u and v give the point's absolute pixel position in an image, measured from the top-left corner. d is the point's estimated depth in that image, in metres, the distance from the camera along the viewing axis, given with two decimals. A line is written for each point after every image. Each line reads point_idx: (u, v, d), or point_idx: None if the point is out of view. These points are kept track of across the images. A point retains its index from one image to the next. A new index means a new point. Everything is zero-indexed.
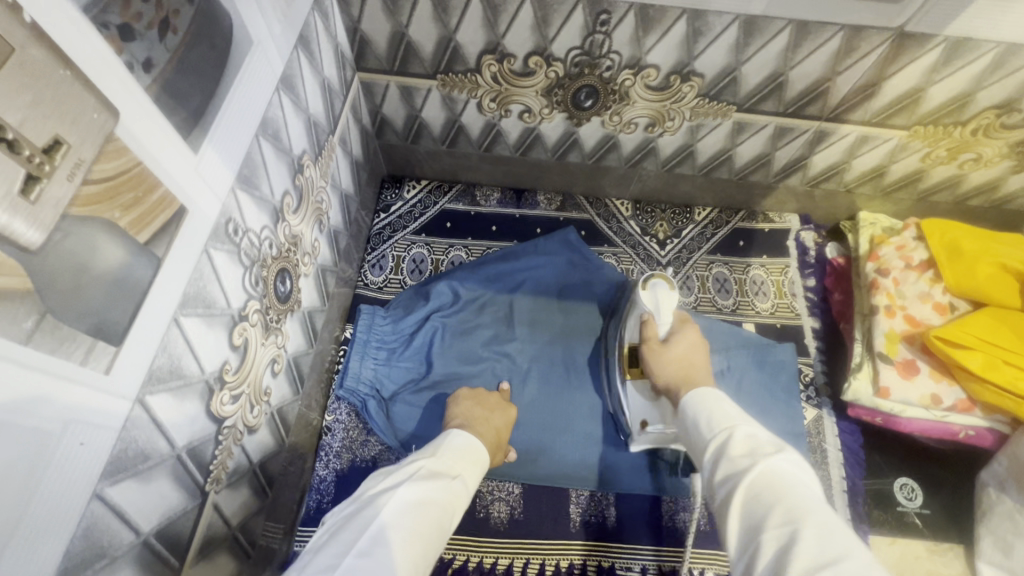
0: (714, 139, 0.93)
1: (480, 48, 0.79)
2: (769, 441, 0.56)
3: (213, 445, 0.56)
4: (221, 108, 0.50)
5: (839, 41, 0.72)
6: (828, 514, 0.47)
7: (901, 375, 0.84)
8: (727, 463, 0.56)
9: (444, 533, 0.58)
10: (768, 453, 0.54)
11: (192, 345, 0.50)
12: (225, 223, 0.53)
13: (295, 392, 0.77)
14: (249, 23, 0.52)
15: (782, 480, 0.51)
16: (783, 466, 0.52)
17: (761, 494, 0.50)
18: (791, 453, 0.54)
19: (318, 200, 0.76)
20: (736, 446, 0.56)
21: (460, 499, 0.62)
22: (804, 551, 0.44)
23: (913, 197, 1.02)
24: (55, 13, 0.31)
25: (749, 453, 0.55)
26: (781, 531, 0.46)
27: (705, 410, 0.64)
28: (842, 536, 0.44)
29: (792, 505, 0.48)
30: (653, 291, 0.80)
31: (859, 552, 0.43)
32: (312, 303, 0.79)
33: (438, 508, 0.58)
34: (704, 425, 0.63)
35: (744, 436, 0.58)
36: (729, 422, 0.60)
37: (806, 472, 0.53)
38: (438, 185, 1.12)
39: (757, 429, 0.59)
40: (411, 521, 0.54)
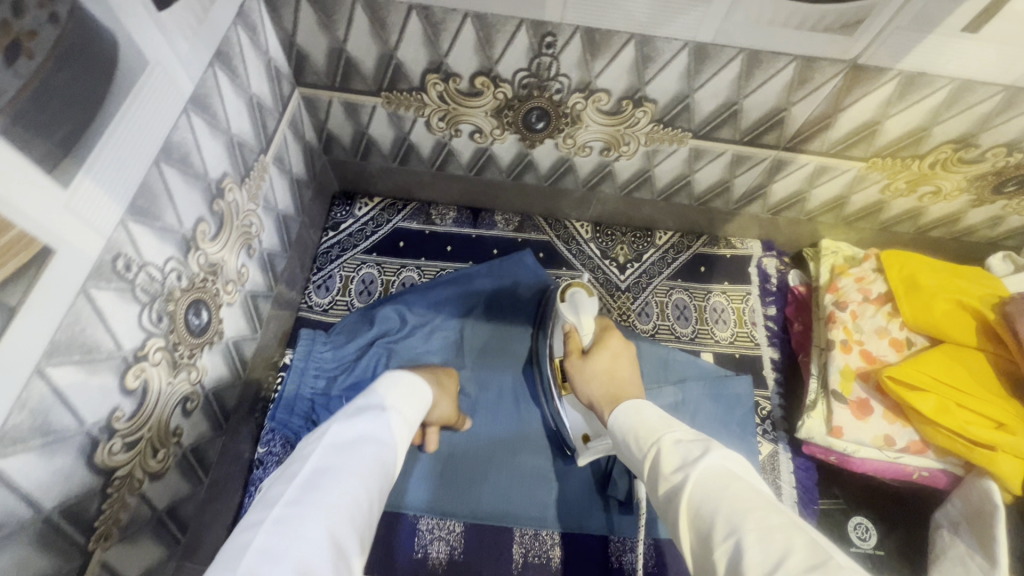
0: (671, 165, 0.90)
1: (423, 67, 0.75)
2: (694, 442, 0.53)
3: (99, 499, 0.51)
4: (105, 134, 0.45)
5: (793, 72, 0.70)
6: (767, 507, 0.44)
7: (855, 415, 0.82)
8: (663, 485, 0.52)
9: (390, 471, 0.54)
10: (696, 456, 0.51)
11: (66, 396, 0.45)
12: (113, 259, 0.48)
13: (217, 427, 0.73)
14: (143, 42, 0.48)
15: (716, 483, 0.48)
16: (714, 469, 0.49)
17: (702, 505, 0.47)
18: (715, 450, 0.51)
19: (245, 224, 0.72)
20: (666, 461, 0.53)
21: (403, 433, 0.58)
22: (751, 558, 0.40)
23: (874, 226, 1.00)
24: None
25: (678, 465, 0.52)
26: (726, 545, 0.43)
27: (632, 427, 0.60)
28: (780, 528, 0.42)
29: (728, 511, 0.45)
30: (571, 301, 0.80)
31: (799, 539, 0.40)
32: (236, 332, 0.74)
33: (377, 442, 0.54)
34: (635, 444, 0.59)
35: (670, 444, 0.54)
36: (653, 435, 0.57)
37: (739, 464, 0.50)
38: (392, 202, 1.08)
39: (685, 432, 0.56)
40: (347, 462, 0.50)
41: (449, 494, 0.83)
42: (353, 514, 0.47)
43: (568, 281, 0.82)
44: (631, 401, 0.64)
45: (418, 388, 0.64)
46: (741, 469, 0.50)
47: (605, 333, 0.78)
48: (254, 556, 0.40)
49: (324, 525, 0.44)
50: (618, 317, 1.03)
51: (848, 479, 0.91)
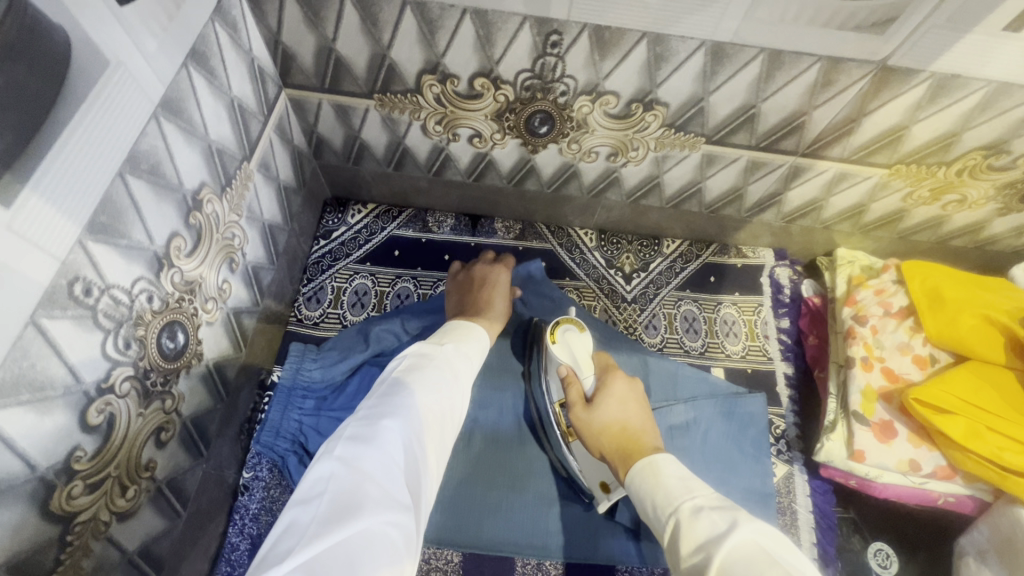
0: (681, 172, 0.85)
1: (419, 67, 0.70)
2: (721, 513, 0.48)
3: (56, 548, 0.46)
4: (57, 142, 0.40)
5: (816, 74, 0.65)
6: None
7: (878, 438, 0.77)
8: (682, 561, 0.47)
9: (459, 388, 0.57)
10: (721, 530, 0.46)
11: (12, 439, 0.40)
12: (69, 284, 0.43)
13: (195, 456, 0.67)
14: (101, 41, 0.43)
15: (746, 568, 0.42)
16: (743, 546, 0.44)
17: None
18: (744, 523, 0.46)
19: (226, 236, 0.67)
20: (685, 539, 0.48)
21: (465, 361, 0.61)
22: None
23: (893, 235, 0.95)
24: None
25: (700, 543, 0.46)
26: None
27: (650, 490, 0.55)
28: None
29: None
30: (563, 340, 0.73)
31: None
32: (218, 352, 0.69)
33: (447, 360, 0.58)
34: (652, 511, 0.54)
35: (690, 514, 0.49)
36: (671, 502, 0.52)
37: (772, 540, 0.44)
38: (387, 209, 1.02)
39: (708, 499, 0.51)
40: (434, 365, 0.56)
41: (445, 524, 0.77)
42: (426, 418, 0.51)
43: (557, 318, 0.76)
44: (645, 459, 0.58)
45: (476, 325, 0.69)
46: (773, 546, 0.44)
47: (608, 374, 0.70)
48: (342, 465, 0.43)
49: (403, 418, 0.49)
50: (624, 329, 0.98)
51: (868, 502, 0.86)
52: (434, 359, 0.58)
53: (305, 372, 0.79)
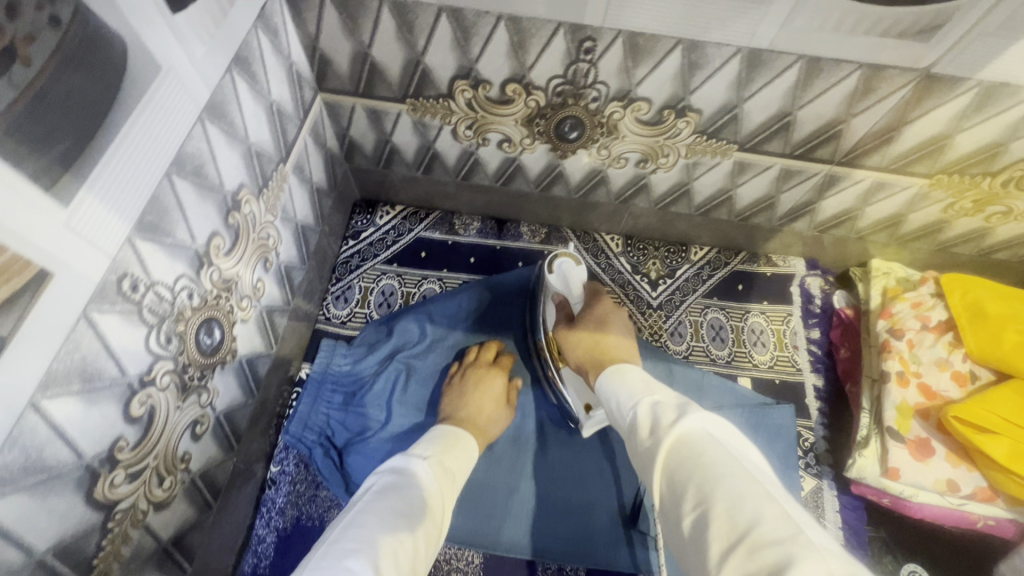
0: (712, 179, 0.84)
1: (452, 73, 0.71)
2: (673, 403, 0.48)
3: (99, 535, 0.47)
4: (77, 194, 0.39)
5: (856, 81, 0.64)
6: (741, 476, 0.40)
7: (914, 456, 0.74)
8: (639, 446, 0.48)
9: (432, 518, 0.55)
10: (671, 418, 0.47)
11: (63, 429, 0.41)
12: (118, 280, 0.45)
13: (227, 450, 0.69)
14: (155, 48, 0.44)
15: (691, 450, 0.43)
16: (689, 430, 0.45)
17: (674, 469, 0.43)
18: (694, 410, 0.46)
19: (262, 236, 0.68)
20: (641, 425, 0.49)
21: (441, 488, 0.60)
22: (717, 534, 0.38)
23: (932, 247, 0.92)
24: None
25: (653, 429, 0.47)
26: (694, 514, 0.40)
27: (616, 388, 0.56)
28: (750, 496, 0.38)
29: (699, 479, 0.41)
30: (559, 271, 0.79)
31: (770, 508, 0.37)
32: (252, 349, 0.71)
33: (415, 484, 0.57)
34: (615, 406, 0.55)
35: (649, 407, 0.50)
36: (633, 397, 0.52)
37: (721, 428, 0.45)
38: (414, 211, 1.04)
39: (666, 394, 0.51)
40: (400, 492, 0.55)
41: (467, 524, 0.77)
42: (391, 556, 0.47)
43: (554, 251, 0.80)
44: (614, 365, 0.59)
45: (464, 439, 0.69)
46: (721, 431, 0.45)
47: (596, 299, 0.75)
48: None
49: (365, 559, 0.45)
50: (649, 336, 0.97)
51: (903, 521, 0.82)
52: (398, 484, 0.57)
53: (335, 367, 0.83)
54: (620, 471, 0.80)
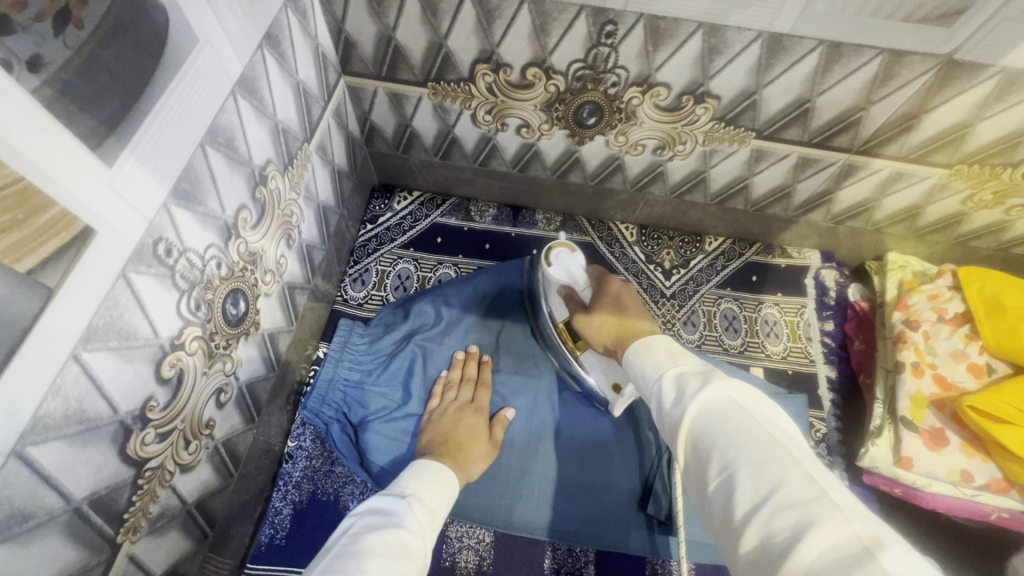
0: (729, 167, 0.84)
1: (474, 56, 0.72)
2: (699, 373, 0.48)
3: (130, 490, 0.49)
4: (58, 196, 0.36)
5: (876, 67, 0.64)
6: (769, 443, 0.40)
7: (928, 446, 0.74)
8: (663, 415, 0.48)
9: (411, 560, 0.51)
10: (696, 387, 0.46)
11: (100, 383, 0.43)
12: (153, 243, 0.46)
13: (248, 421, 0.71)
14: (194, 20, 0.46)
15: (719, 415, 0.43)
16: (717, 399, 0.44)
17: (701, 436, 0.43)
18: (719, 379, 0.46)
19: (285, 213, 0.70)
20: (666, 394, 0.48)
21: (422, 526, 0.56)
22: (744, 495, 0.38)
23: (949, 240, 0.92)
24: None
25: (678, 397, 0.47)
26: (719, 481, 0.40)
27: (637, 358, 0.54)
28: (778, 461, 0.38)
29: (724, 445, 0.41)
30: (557, 262, 0.74)
31: (797, 472, 0.37)
32: (274, 324, 0.73)
33: (402, 521, 0.55)
34: (637, 375, 0.53)
35: (673, 378, 0.49)
36: (656, 366, 0.51)
37: (744, 395, 0.45)
38: (431, 197, 1.05)
39: (691, 365, 0.50)
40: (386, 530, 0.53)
41: (480, 503, 0.79)
42: None
43: (550, 242, 0.76)
44: (642, 338, 0.55)
45: (448, 474, 0.66)
46: (745, 399, 0.44)
47: (606, 282, 0.71)
48: None
49: None
50: (662, 325, 0.97)
51: (914, 512, 0.82)
52: (381, 520, 0.54)
53: (353, 346, 0.83)
54: (632, 455, 0.81)
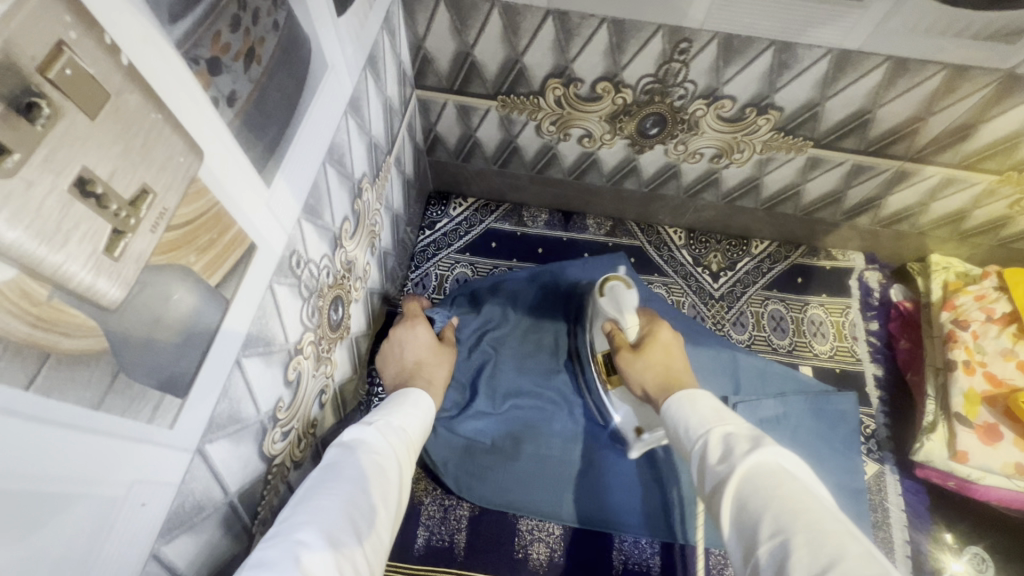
0: (783, 174, 0.88)
1: (547, 71, 0.76)
2: (748, 436, 0.51)
3: (262, 484, 0.53)
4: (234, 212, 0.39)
5: (939, 81, 0.67)
6: (820, 511, 0.42)
7: (983, 440, 0.78)
8: (707, 474, 0.51)
9: (387, 480, 0.52)
10: (744, 450, 0.49)
11: (251, 387, 0.47)
12: (290, 256, 0.50)
13: (337, 421, 0.75)
14: (325, 47, 0.50)
15: (770, 479, 0.45)
16: (766, 463, 0.47)
17: (748, 497, 0.45)
18: (769, 445, 0.49)
19: (372, 223, 0.73)
20: (713, 452, 0.51)
21: (395, 446, 0.56)
22: (798, 562, 0.38)
23: (992, 242, 0.95)
24: (160, 65, 0.29)
25: (725, 456, 0.50)
26: (772, 543, 0.41)
27: (684, 413, 0.58)
28: (836, 534, 0.40)
29: (778, 510, 0.43)
30: (612, 295, 0.81)
31: (855, 548, 0.38)
32: (359, 328, 0.76)
33: (377, 445, 0.55)
34: (683, 430, 0.57)
35: (721, 437, 0.52)
36: (704, 424, 0.55)
37: (793, 462, 0.48)
38: (485, 203, 1.09)
39: (738, 426, 0.53)
40: (360, 455, 0.52)
41: (544, 499, 0.83)
42: (350, 518, 0.45)
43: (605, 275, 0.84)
44: (686, 390, 0.61)
45: (414, 397, 0.67)
46: (793, 468, 0.47)
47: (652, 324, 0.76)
48: None
49: (320, 530, 0.42)
50: (712, 326, 1.01)
51: (964, 503, 0.86)
52: (351, 446, 0.53)
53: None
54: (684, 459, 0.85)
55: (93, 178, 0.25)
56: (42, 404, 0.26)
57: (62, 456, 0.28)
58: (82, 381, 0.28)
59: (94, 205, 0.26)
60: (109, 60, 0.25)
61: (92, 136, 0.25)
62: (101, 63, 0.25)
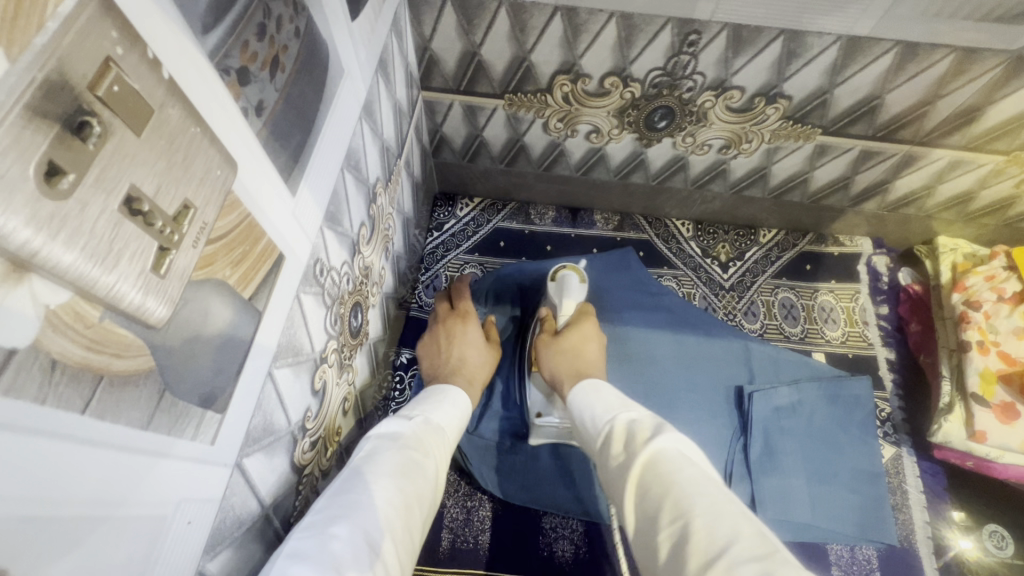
0: (791, 163, 0.88)
1: (555, 68, 0.75)
2: (648, 424, 0.52)
3: (293, 494, 0.53)
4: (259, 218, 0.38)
5: (948, 65, 0.67)
6: (715, 492, 0.42)
7: (1000, 419, 0.78)
8: (613, 463, 0.51)
9: (423, 478, 0.50)
10: (647, 437, 0.50)
11: (282, 397, 0.46)
12: (314, 264, 0.50)
13: (359, 427, 0.75)
14: (342, 52, 0.49)
15: (671, 464, 0.46)
16: (667, 451, 0.48)
17: (649, 485, 0.46)
18: (668, 431, 0.50)
19: (385, 227, 0.73)
20: (616, 442, 0.52)
21: (432, 445, 0.55)
22: (698, 545, 0.38)
23: (999, 222, 0.96)
24: (196, 78, 0.28)
25: (628, 446, 0.51)
26: (671, 529, 0.41)
27: (590, 403, 0.60)
28: (728, 513, 0.40)
29: (677, 494, 0.43)
30: (562, 282, 0.80)
31: (746, 528, 0.39)
32: (376, 333, 0.76)
33: (414, 441, 0.54)
34: (591, 418, 0.59)
35: (624, 425, 0.54)
36: (609, 413, 0.57)
37: (695, 452, 0.48)
38: (492, 203, 1.09)
39: (644, 416, 0.54)
40: (397, 451, 0.51)
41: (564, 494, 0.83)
42: (384, 515, 0.44)
43: (562, 264, 0.82)
44: (591, 380, 0.64)
45: (453, 396, 0.66)
46: (693, 453, 0.48)
47: (582, 317, 0.77)
48: None
49: (354, 525, 0.41)
50: (724, 316, 1.01)
51: (980, 483, 0.87)
52: (387, 441, 0.53)
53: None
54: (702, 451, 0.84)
55: (141, 196, 0.25)
56: (96, 428, 0.25)
57: (114, 479, 0.27)
58: (132, 401, 0.28)
59: (141, 223, 0.25)
60: (151, 74, 0.25)
61: (138, 153, 0.24)
62: (143, 77, 0.24)
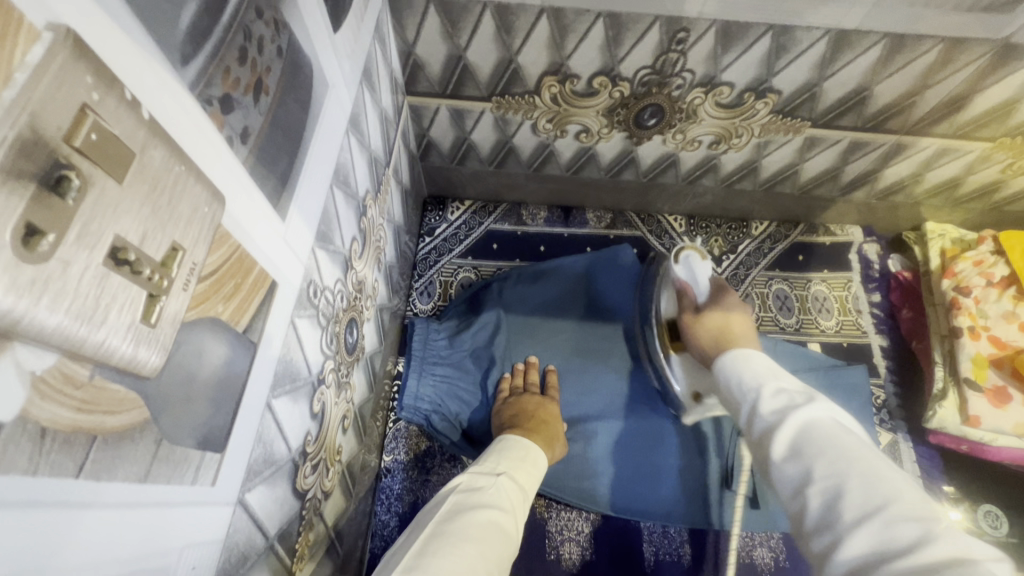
0: (781, 156, 0.88)
1: (542, 69, 0.74)
2: (800, 391, 0.50)
3: (298, 520, 0.52)
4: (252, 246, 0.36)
5: (936, 54, 0.67)
6: (874, 459, 0.42)
7: (993, 403, 0.80)
8: (759, 423, 0.50)
9: (506, 541, 0.49)
10: (802, 403, 0.48)
11: (282, 426, 0.45)
12: (307, 287, 0.48)
13: (359, 443, 0.74)
14: (325, 66, 0.48)
15: (828, 430, 0.45)
16: (822, 420, 0.46)
17: (802, 444, 0.45)
18: (819, 402, 0.49)
19: (377, 239, 0.71)
20: (768, 402, 0.50)
21: (514, 506, 0.55)
22: (850, 502, 0.39)
23: (985, 206, 0.97)
24: (176, 114, 0.27)
25: (779, 409, 0.49)
26: (823, 483, 0.42)
27: (737, 369, 0.56)
28: (888, 479, 0.40)
29: (831, 456, 0.43)
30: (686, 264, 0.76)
31: (909, 490, 0.39)
32: (372, 346, 0.75)
33: (494, 495, 0.54)
34: (735, 385, 0.55)
35: (776, 390, 0.51)
36: (758, 379, 0.53)
37: (848, 419, 0.48)
38: (483, 205, 1.07)
39: (793, 383, 0.52)
40: (482, 509, 0.51)
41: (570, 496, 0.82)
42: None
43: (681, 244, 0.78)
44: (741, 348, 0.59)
45: (535, 454, 0.66)
46: (850, 423, 0.47)
47: (722, 292, 0.72)
48: None
49: None
50: None
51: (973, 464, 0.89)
52: (470, 498, 0.53)
53: (432, 341, 0.88)
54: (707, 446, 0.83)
55: (126, 245, 0.23)
56: (93, 489, 0.24)
57: (114, 538, 0.26)
58: (128, 455, 0.27)
59: (128, 274, 0.24)
60: (130, 116, 0.23)
61: (122, 201, 0.23)
62: (122, 120, 0.23)
